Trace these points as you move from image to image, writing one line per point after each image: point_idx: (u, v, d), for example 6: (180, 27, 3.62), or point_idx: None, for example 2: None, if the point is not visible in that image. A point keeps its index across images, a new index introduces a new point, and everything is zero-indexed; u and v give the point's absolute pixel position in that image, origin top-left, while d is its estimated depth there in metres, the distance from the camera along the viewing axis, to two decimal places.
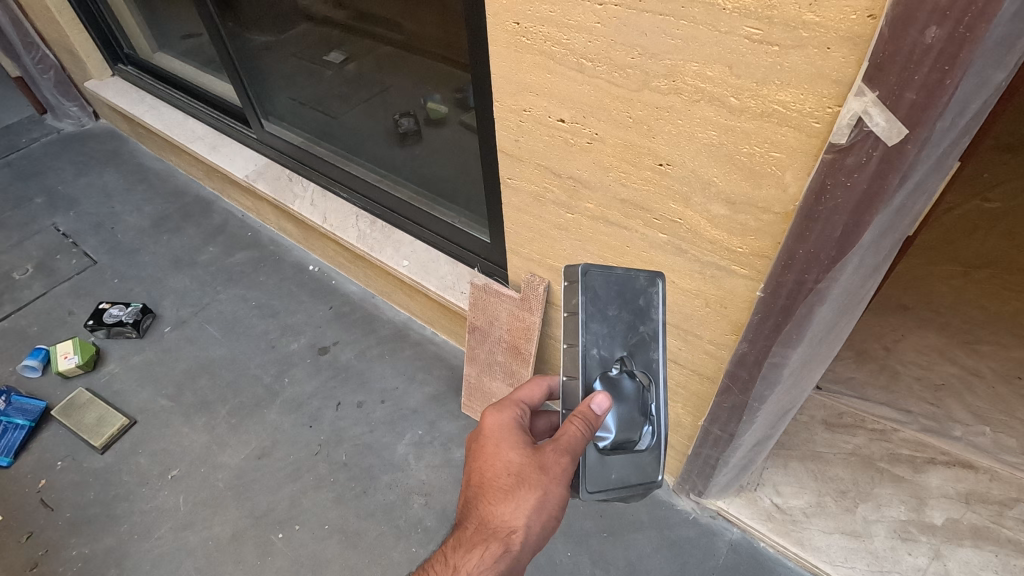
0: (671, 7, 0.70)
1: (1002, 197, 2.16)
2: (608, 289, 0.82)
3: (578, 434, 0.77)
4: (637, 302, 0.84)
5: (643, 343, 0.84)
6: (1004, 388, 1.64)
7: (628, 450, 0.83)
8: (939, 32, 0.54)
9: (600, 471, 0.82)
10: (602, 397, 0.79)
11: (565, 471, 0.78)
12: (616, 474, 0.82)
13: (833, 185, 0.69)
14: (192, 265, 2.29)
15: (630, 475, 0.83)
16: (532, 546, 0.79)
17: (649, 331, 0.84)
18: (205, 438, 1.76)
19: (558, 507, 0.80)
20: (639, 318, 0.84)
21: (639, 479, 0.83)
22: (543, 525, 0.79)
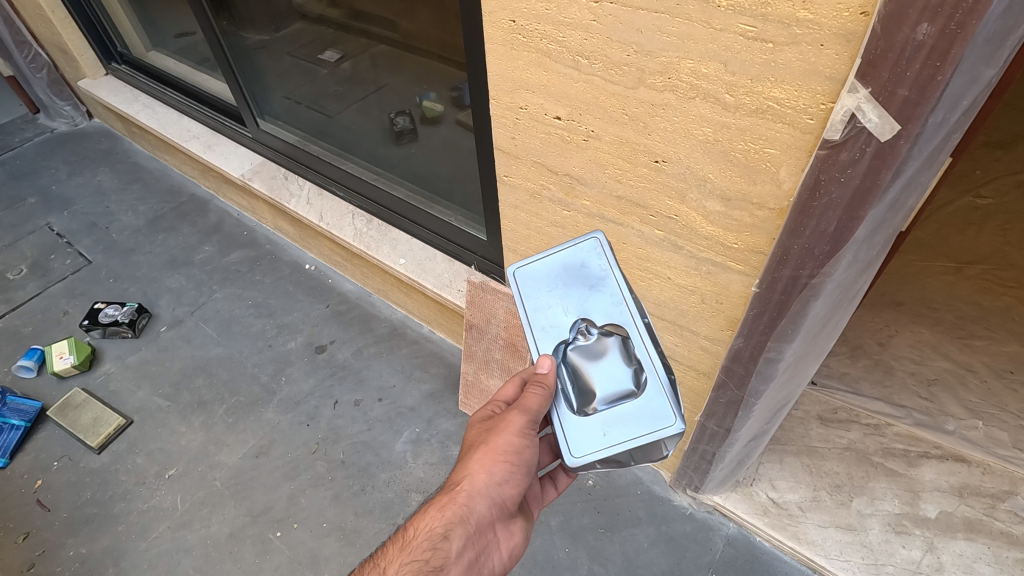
0: (667, 4, 0.71)
1: (994, 193, 2.19)
2: (543, 274, 0.88)
3: (535, 393, 0.84)
4: (580, 267, 0.87)
5: (597, 297, 0.85)
6: (996, 382, 1.65)
7: (620, 402, 0.82)
8: (931, 29, 0.54)
9: (592, 432, 0.81)
10: (547, 359, 0.84)
11: (514, 423, 0.83)
12: (613, 428, 0.80)
13: (827, 180, 0.70)
14: (188, 265, 2.29)
15: (631, 426, 0.80)
16: (485, 501, 0.83)
17: (604, 286, 0.85)
18: (202, 438, 1.75)
19: (510, 461, 0.83)
20: (589, 278, 0.86)
21: (642, 429, 0.79)
22: (493, 477, 0.83)
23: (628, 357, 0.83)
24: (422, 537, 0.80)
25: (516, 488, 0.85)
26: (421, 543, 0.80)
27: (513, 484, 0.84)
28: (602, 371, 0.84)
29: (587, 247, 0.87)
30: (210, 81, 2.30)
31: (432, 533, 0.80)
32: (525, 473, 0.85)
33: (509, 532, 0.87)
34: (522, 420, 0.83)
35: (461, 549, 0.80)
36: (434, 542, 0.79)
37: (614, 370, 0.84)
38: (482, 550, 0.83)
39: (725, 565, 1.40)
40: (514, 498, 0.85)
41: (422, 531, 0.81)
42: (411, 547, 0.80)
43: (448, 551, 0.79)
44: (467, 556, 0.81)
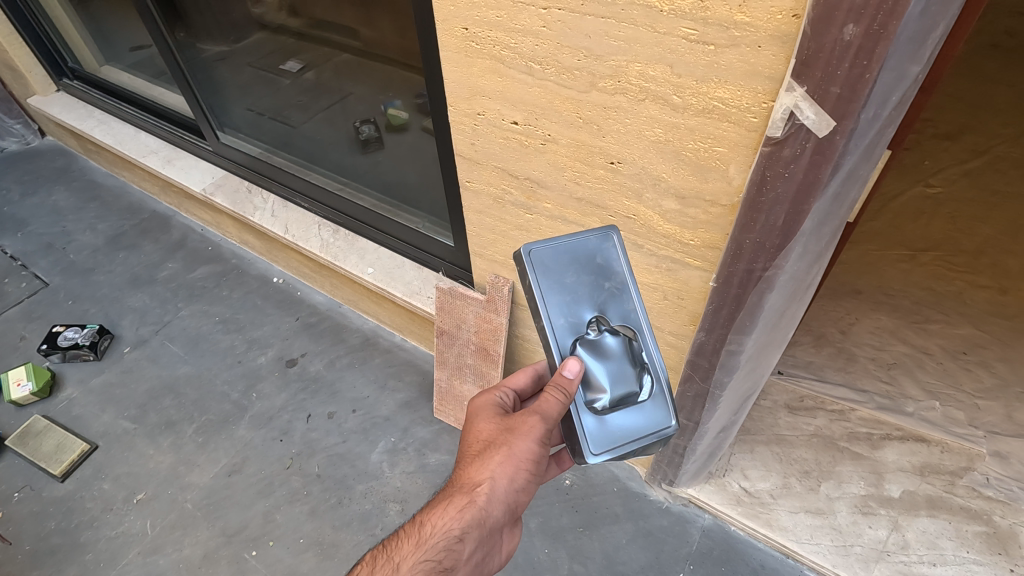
0: (613, 9, 0.73)
1: (943, 182, 2.28)
2: (559, 259, 0.82)
3: (553, 399, 0.77)
4: (595, 262, 0.84)
5: (615, 296, 0.84)
6: (951, 363, 1.71)
7: (630, 403, 0.81)
8: (856, 30, 0.57)
9: (606, 433, 0.79)
10: (572, 361, 0.78)
11: (536, 430, 0.80)
12: (623, 430, 0.80)
13: (773, 176, 0.72)
14: (151, 283, 2.24)
15: (640, 429, 0.81)
16: (501, 507, 0.80)
17: (616, 288, 0.84)
18: (172, 459, 1.71)
19: (529, 469, 0.81)
20: (603, 278, 0.84)
21: (650, 431, 0.81)
22: (511, 484, 0.80)
23: (636, 360, 0.82)
24: (437, 538, 0.77)
25: (529, 494, 0.83)
26: (436, 544, 0.77)
27: (527, 490, 0.82)
28: (614, 372, 0.80)
29: (603, 241, 0.84)
30: (168, 95, 2.26)
31: (447, 535, 0.77)
32: (538, 479, 0.84)
33: (512, 533, 0.86)
34: (543, 428, 0.80)
35: (473, 552, 0.78)
36: (450, 545, 0.77)
37: (625, 372, 0.80)
38: (490, 551, 0.82)
39: (702, 556, 1.42)
40: (526, 503, 0.83)
41: (437, 530, 0.78)
42: (424, 544, 0.78)
43: (461, 553, 0.77)
44: (478, 558, 0.79)
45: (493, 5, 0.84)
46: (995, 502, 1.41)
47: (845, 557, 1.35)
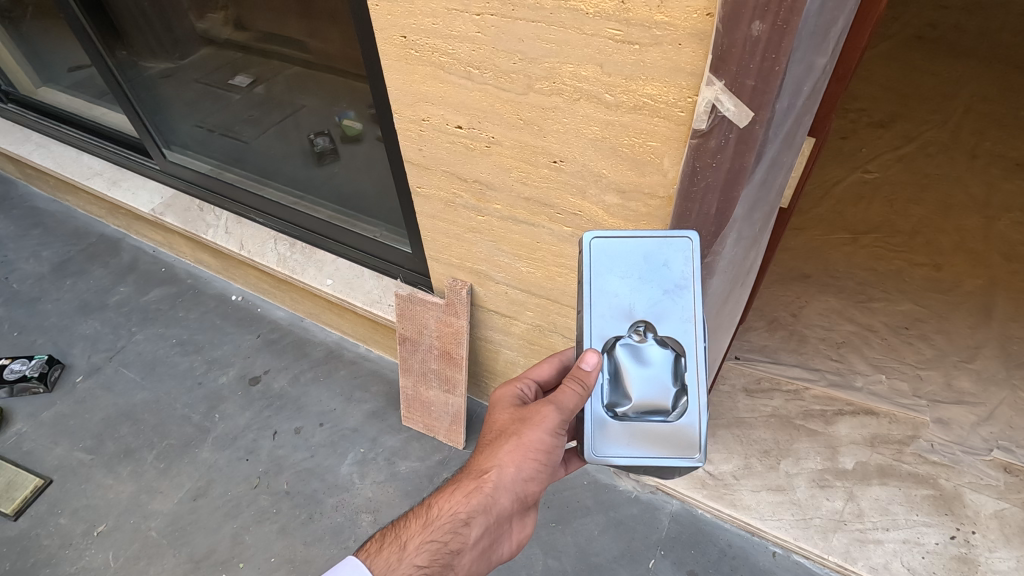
0: (541, 14, 0.76)
1: (879, 168, 2.40)
2: (621, 254, 0.79)
3: (571, 390, 0.79)
4: (661, 266, 0.80)
5: (674, 305, 0.78)
6: (895, 338, 1.80)
7: (654, 419, 0.79)
8: (763, 26, 0.61)
9: (616, 438, 0.80)
10: (593, 355, 0.78)
11: (548, 421, 0.82)
12: (638, 440, 0.79)
13: (702, 167, 0.76)
14: (102, 309, 2.17)
15: (656, 447, 0.79)
16: (508, 494, 0.84)
17: (679, 294, 0.78)
18: (132, 488, 1.66)
19: (538, 458, 0.84)
20: (667, 279, 0.79)
21: (669, 454, 0.79)
22: (519, 473, 0.83)
23: (676, 377, 0.78)
24: (444, 519, 0.83)
25: (539, 484, 0.85)
26: (442, 525, 0.82)
27: (537, 480, 0.85)
28: (644, 380, 0.78)
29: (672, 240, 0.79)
30: (111, 115, 2.21)
31: (454, 518, 0.82)
32: (549, 469, 0.86)
33: (523, 522, 0.89)
34: (555, 419, 0.82)
35: (479, 536, 0.82)
36: (455, 527, 0.82)
37: (656, 382, 0.78)
38: (498, 538, 0.86)
39: (671, 540, 1.46)
40: (535, 492, 0.86)
41: (445, 512, 0.83)
42: (432, 525, 0.83)
43: (466, 537, 0.82)
44: (484, 543, 0.83)
45: (429, 13, 0.86)
46: (941, 466, 1.49)
47: (805, 530, 1.41)
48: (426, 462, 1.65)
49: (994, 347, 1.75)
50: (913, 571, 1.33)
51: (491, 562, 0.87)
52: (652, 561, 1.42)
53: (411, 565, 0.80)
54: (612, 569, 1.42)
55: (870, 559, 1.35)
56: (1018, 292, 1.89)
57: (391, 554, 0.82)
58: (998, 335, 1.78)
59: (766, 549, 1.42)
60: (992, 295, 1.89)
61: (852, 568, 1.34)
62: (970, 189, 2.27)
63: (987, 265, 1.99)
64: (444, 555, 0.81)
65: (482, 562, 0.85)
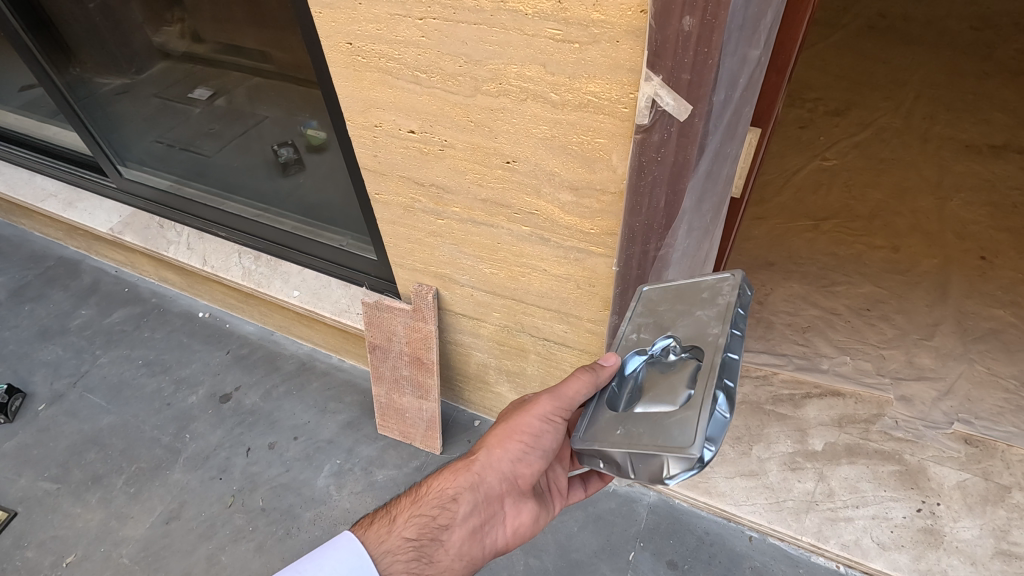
0: (482, 16, 0.78)
1: (837, 155, 2.46)
2: (669, 294, 0.79)
3: (581, 380, 0.77)
4: (700, 295, 0.75)
5: (701, 321, 0.72)
6: (858, 320, 1.84)
7: (659, 413, 0.67)
8: (692, 21, 0.62)
9: (611, 430, 0.70)
10: (614, 357, 0.77)
11: (540, 406, 0.83)
12: (632, 433, 0.67)
13: (648, 161, 0.77)
14: (63, 333, 2.11)
15: (646, 435, 0.65)
16: (495, 475, 0.86)
17: (711, 312, 0.72)
18: (101, 515, 1.62)
19: (527, 442, 0.85)
20: (706, 303, 0.74)
21: (655, 440, 0.63)
22: (506, 454, 0.86)
23: (691, 375, 0.67)
24: (434, 494, 0.87)
25: (531, 469, 0.86)
26: (431, 500, 0.87)
27: (527, 463, 0.86)
28: (659, 383, 0.70)
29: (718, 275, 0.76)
30: (64, 134, 2.16)
31: (442, 494, 0.87)
32: (542, 457, 0.86)
33: (520, 509, 0.89)
34: (549, 405, 0.82)
35: (467, 514, 0.85)
36: (443, 502, 0.86)
37: (670, 381, 0.69)
38: (488, 521, 0.87)
39: (650, 532, 1.47)
40: (528, 479, 0.87)
41: (436, 489, 0.88)
42: (424, 500, 0.88)
43: (454, 512, 0.85)
44: (472, 522, 0.86)
45: (372, 19, 0.88)
46: (905, 442, 1.53)
47: (779, 512, 1.43)
48: (403, 469, 1.64)
49: (951, 323, 1.80)
50: (882, 545, 1.36)
51: (485, 547, 0.87)
52: (631, 553, 1.43)
53: (400, 537, 0.84)
54: (593, 564, 1.42)
55: (842, 537, 1.38)
56: (971, 269, 1.96)
57: (382, 527, 0.86)
58: (954, 312, 1.84)
59: (742, 534, 1.44)
60: (947, 273, 1.95)
61: (825, 546, 1.37)
62: (923, 172, 2.35)
63: (941, 245, 2.06)
64: (431, 530, 0.85)
65: (473, 543, 0.86)
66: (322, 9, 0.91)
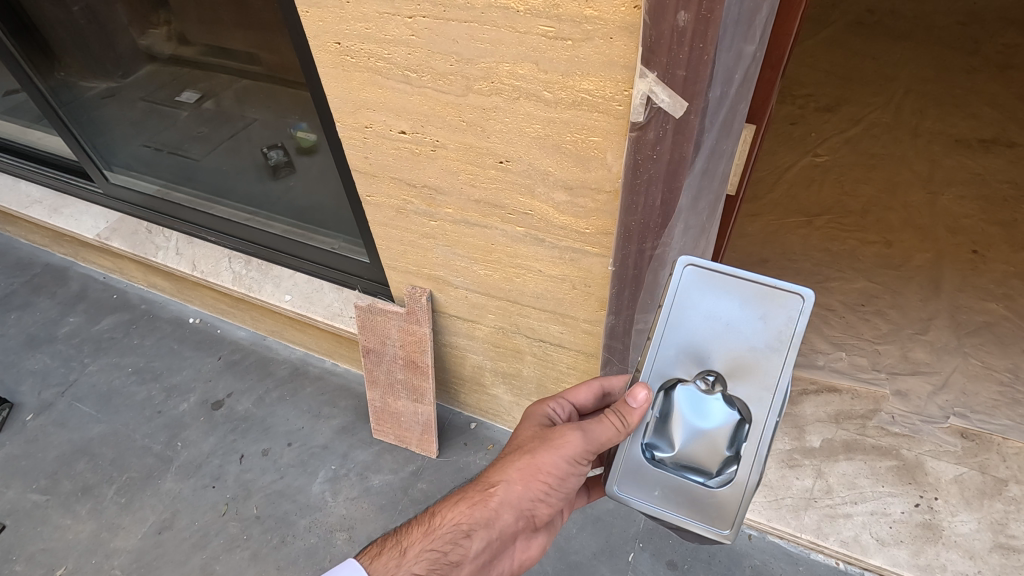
0: (473, 14, 0.77)
1: (829, 151, 2.47)
2: (713, 296, 0.74)
3: (609, 424, 0.78)
4: (754, 317, 0.72)
5: (752, 362, 0.72)
6: (853, 316, 1.84)
7: (697, 479, 0.77)
8: (687, 16, 0.61)
9: (647, 485, 0.79)
10: (643, 392, 0.76)
11: (569, 447, 0.81)
12: (670, 497, 0.78)
13: (643, 159, 0.76)
14: (50, 341, 2.07)
15: (685, 503, 0.77)
16: (514, 512, 0.84)
17: (767, 355, 0.71)
18: (92, 527, 1.59)
19: (549, 482, 0.83)
20: (759, 334, 0.72)
21: (698, 517, 0.77)
22: (527, 492, 0.84)
23: (732, 444, 0.74)
24: (446, 528, 0.84)
25: (548, 507, 0.85)
26: (444, 534, 0.83)
27: (546, 503, 0.85)
28: (695, 437, 0.76)
29: (776, 294, 0.71)
30: (49, 139, 2.12)
31: (456, 529, 0.83)
32: (560, 495, 0.85)
33: (529, 544, 0.90)
34: (578, 446, 0.81)
35: (480, 551, 0.83)
36: (457, 538, 0.83)
37: (709, 443, 0.75)
38: (499, 555, 0.86)
39: (649, 532, 1.46)
40: (542, 515, 0.86)
41: (448, 522, 0.84)
42: (435, 534, 0.84)
43: (467, 549, 0.82)
44: (484, 559, 0.83)
45: (361, 18, 0.86)
46: (903, 437, 1.53)
47: (778, 510, 1.42)
48: (399, 474, 1.62)
49: (945, 317, 1.81)
50: (882, 541, 1.36)
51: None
52: (631, 554, 1.42)
53: (409, 573, 0.81)
54: (592, 566, 1.41)
55: (841, 533, 1.38)
56: (964, 263, 1.97)
57: (391, 560, 0.83)
58: (948, 305, 1.84)
59: (741, 532, 1.44)
60: (940, 267, 1.96)
61: (824, 543, 1.37)
62: (914, 166, 2.35)
63: (933, 239, 2.06)
64: (442, 567, 0.81)
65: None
66: (309, 8, 0.89)
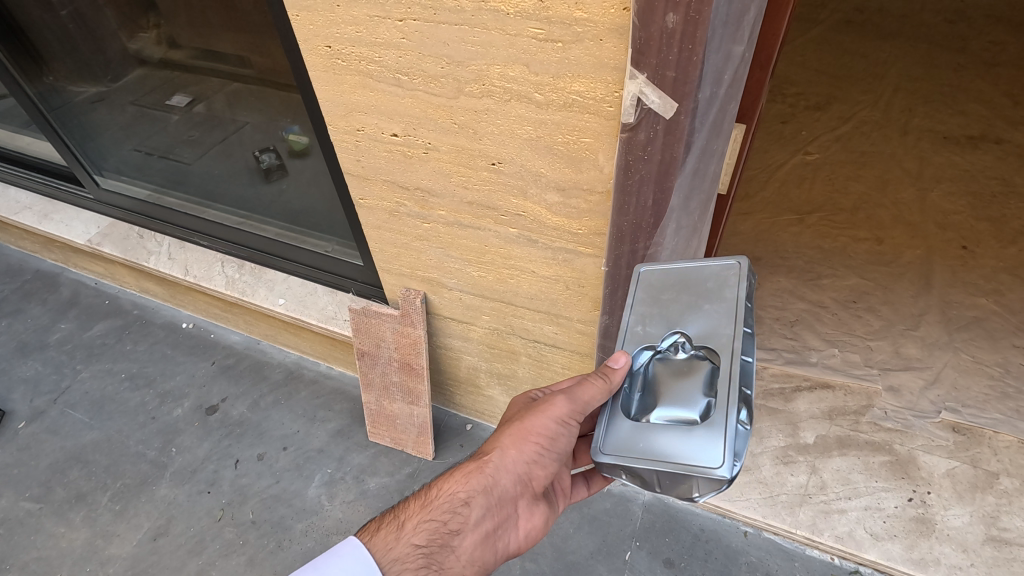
0: (463, 16, 0.77)
1: (819, 149, 2.49)
2: (669, 280, 0.80)
3: (594, 385, 0.77)
4: (706, 286, 0.76)
5: (710, 316, 0.73)
6: (845, 313, 1.86)
7: (681, 425, 0.68)
8: (676, 17, 0.62)
9: (629, 440, 0.70)
10: (622, 355, 0.77)
11: (555, 408, 0.81)
12: (652, 447, 0.68)
13: (634, 160, 0.77)
14: (42, 349, 2.06)
15: (669, 450, 0.66)
16: (510, 477, 0.84)
17: (724, 309, 0.73)
18: (86, 534, 1.58)
19: (541, 443, 0.83)
20: (711, 296, 0.75)
21: (682, 457, 0.64)
22: (520, 456, 0.83)
23: (709, 383, 0.69)
24: (443, 498, 0.85)
25: (544, 470, 0.84)
26: (442, 505, 0.84)
27: (542, 466, 0.84)
28: (675, 387, 0.71)
29: (721, 265, 0.77)
30: (38, 145, 2.11)
31: (453, 498, 0.84)
32: (556, 458, 0.84)
33: (532, 512, 0.88)
34: (564, 407, 0.81)
35: (480, 517, 0.83)
36: (455, 506, 0.83)
37: (687, 387, 0.70)
38: (501, 523, 0.85)
39: (645, 530, 1.46)
40: (540, 479, 0.85)
41: (446, 493, 0.85)
42: (433, 505, 0.85)
43: (466, 516, 0.83)
44: (485, 526, 0.83)
45: (351, 21, 0.86)
46: (895, 432, 1.55)
47: (773, 507, 1.43)
48: (395, 477, 1.62)
49: (936, 313, 1.83)
50: (875, 536, 1.37)
51: (498, 550, 0.86)
52: (628, 553, 1.43)
53: (409, 544, 0.82)
54: (589, 565, 1.42)
55: (836, 529, 1.39)
56: (953, 259, 1.99)
57: (390, 533, 0.84)
58: (938, 301, 1.86)
59: (737, 530, 1.45)
60: (930, 263, 1.98)
61: (819, 539, 1.38)
62: (904, 163, 2.38)
63: (923, 235, 2.08)
64: (442, 535, 0.82)
65: (486, 547, 0.84)
66: (300, 11, 0.89)
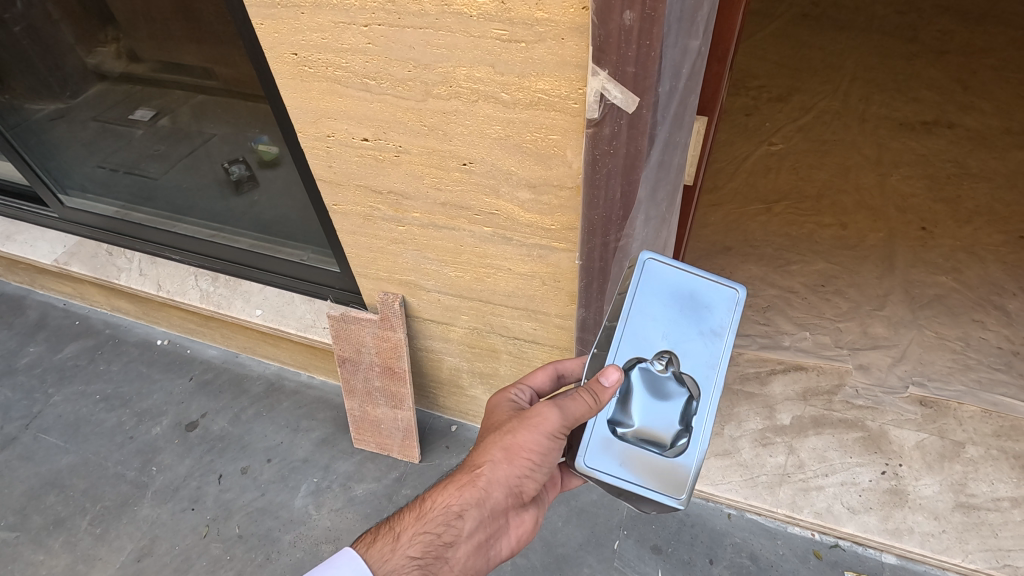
0: (428, 20, 0.79)
1: (783, 139, 2.56)
2: (671, 286, 0.79)
3: (582, 401, 0.76)
4: (702, 307, 0.79)
5: (704, 343, 0.77)
6: (814, 296, 1.91)
7: (653, 450, 0.77)
8: (632, 15, 0.64)
9: (608, 457, 0.77)
10: (614, 371, 0.76)
11: (546, 425, 0.81)
12: (630, 469, 0.76)
13: (601, 155, 0.79)
14: (10, 374, 2.00)
15: (644, 475, 0.76)
16: (502, 490, 0.84)
17: (712, 337, 0.78)
18: (67, 560, 1.54)
19: (532, 458, 0.83)
20: (706, 320, 0.78)
21: (657, 486, 0.75)
22: (512, 470, 0.84)
23: (684, 418, 0.77)
24: (437, 511, 0.84)
25: (534, 482, 0.86)
26: (435, 517, 0.84)
27: (533, 479, 0.85)
28: (653, 410, 0.78)
29: (715, 289, 0.80)
30: None
31: (447, 510, 0.84)
32: (545, 470, 0.85)
33: (521, 519, 0.91)
34: (554, 424, 0.80)
35: (474, 529, 0.84)
36: (449, 519, 0.84)
37: (663, 415, 0.77)
38: (493, 533, 0.87)
39: (632, 519, 1.49)
40: (530, 490, 0.86)
41: (439, 505, 0.85)
42: (427, 518, 0.85)
43: (460, 529, 0.83)
44: (478, 536, 0.85)
45: (317, 28, 0.87)
46: (866, 409, 1.60)
47: (754, 488, 1.47)
48: (382, 482, 1.62)
49: (900, 293, 1.89)
50: (852, 509, 1.42)
51: (488, 557, 0.88)
52: (616, 542, 1.45)
53: (403, 556, 0.83)
54: (579, 557, 1.43)
55: (815, 505, 1.43)
56: (914, 240, 2.06)
57: (386, 544, 0.84)
58: (901, 281, 1.93)
59: (722, 513, 1.48)
60: (892, 246, 2.05)
61: (800, 516, 1.42)
62: (863, 151, 2.46)
63: (885, 219, 2.15)
64: (436, 548, 0.83)
65: (479, 555, 0.86)
66: (264, 19, 0.89)
